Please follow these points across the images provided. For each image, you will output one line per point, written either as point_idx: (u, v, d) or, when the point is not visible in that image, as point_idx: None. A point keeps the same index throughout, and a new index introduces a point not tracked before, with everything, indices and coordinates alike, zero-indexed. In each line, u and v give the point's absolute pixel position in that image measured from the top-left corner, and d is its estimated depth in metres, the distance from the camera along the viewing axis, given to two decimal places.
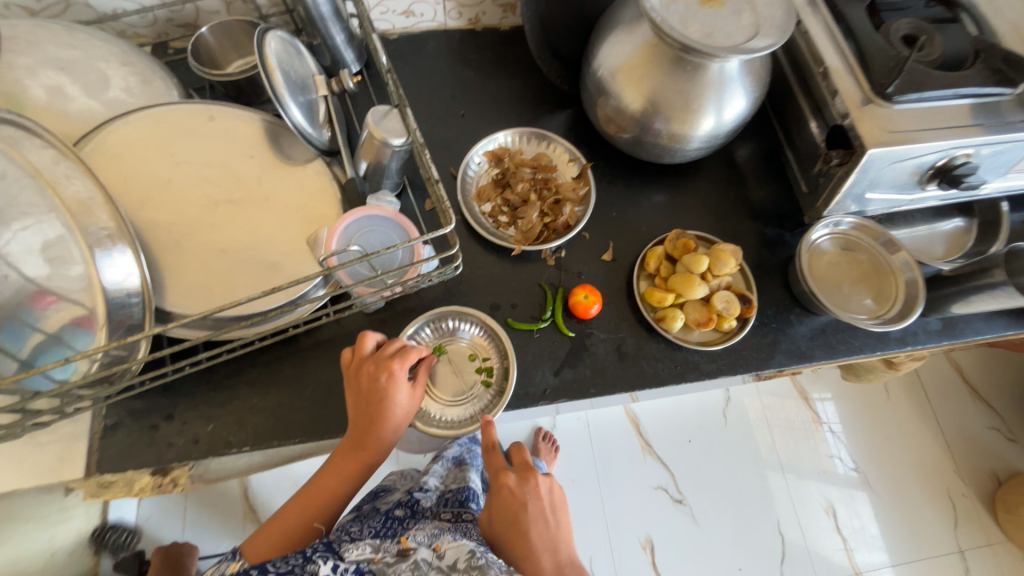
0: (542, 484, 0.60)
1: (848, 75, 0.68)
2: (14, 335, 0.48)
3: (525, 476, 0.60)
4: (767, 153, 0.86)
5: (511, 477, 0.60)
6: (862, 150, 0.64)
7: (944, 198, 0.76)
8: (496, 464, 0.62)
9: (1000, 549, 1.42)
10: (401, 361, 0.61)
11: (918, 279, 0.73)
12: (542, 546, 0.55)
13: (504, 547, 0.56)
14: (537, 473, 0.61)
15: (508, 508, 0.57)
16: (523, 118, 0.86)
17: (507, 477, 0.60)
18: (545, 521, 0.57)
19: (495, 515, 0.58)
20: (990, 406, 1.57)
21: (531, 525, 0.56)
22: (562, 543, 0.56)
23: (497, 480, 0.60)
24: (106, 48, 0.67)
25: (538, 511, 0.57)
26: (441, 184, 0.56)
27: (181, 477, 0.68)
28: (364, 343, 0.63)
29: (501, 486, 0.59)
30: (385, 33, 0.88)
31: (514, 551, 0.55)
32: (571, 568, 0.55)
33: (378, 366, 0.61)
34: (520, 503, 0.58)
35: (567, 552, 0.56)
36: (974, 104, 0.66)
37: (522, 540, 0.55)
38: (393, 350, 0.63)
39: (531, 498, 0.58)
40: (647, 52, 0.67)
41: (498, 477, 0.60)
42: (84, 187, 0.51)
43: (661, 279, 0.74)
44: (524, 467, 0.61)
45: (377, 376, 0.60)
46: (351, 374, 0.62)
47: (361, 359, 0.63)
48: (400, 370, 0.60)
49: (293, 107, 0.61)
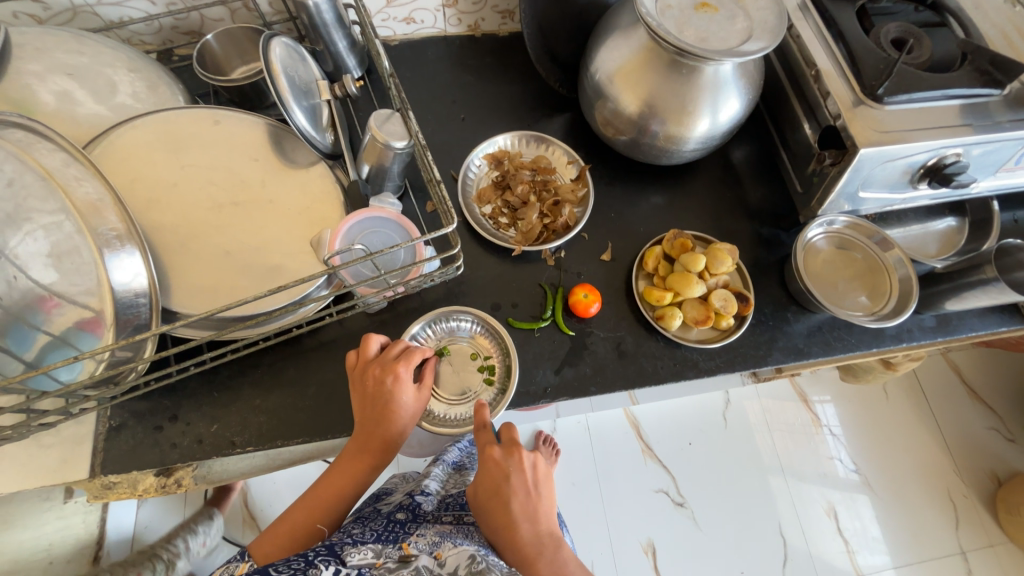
0: (527, 459, 0.60)
1: (839, 77, 0.69)
2: (20, 338, 0.49)
3: (510, 451, 0.61)
4: (763, 154, 0.87)
5: (496, 450, 0.61)
6: (853, 150, 0.66)
7: (936, 197, 0.78)
8: (483, 438, 0.62)
9: (1002, 550, 1.42)
10: (406, 363, 0.62)
11: (911, 275, 0.75)
12: (521, 516, 0.57)
13: (483, 513, 0.59)
14: (522, 448, 0.61)
15: (491, 478, 0.59)
16: (522, 121, 0.88)
17: (493, 450, 0.61)
18: (526, 493, 0.58)
19: (478, 485, 0.60)
20: (989, 407, 1.58)
21: (513, 495, 0.58)
22: (543, 515, 0.58)
23: (483, 452, 0.61)
24: (114, 55, 0.68)
25: (520, 484, 0.59)
26: (442, 186, 0.57)
27: (185, 478, 0.70)
28: (369, 345, 0.64)
29: (486, 458, 0.60)
30: (387, 40, 0.89)
31: (495, 519, 0.57)
32: (549, 539, 0.57)
33: (384, 368, 0.61)
34: (503, 474, 0.59)
35: (547, 524, 0.58)
36: (962, 105, 0.68)
37: (503, 510, 0.57)
38: (398, 351, 0.64)
39: (514, 471, 0.59)
40: (643, 56, 0.69)
41: (485, 450, 0.61)
42: (94, 189, 0.52)
43: (659, 278, 0.75)
44: (510, 443, 0.62)
45: (382, 379, 0.61)
46: (356, 376, 0.63)
47: (366, 362, 0.63)
48: (405, 372, 0.61)
49: (297, 112, 0.62)
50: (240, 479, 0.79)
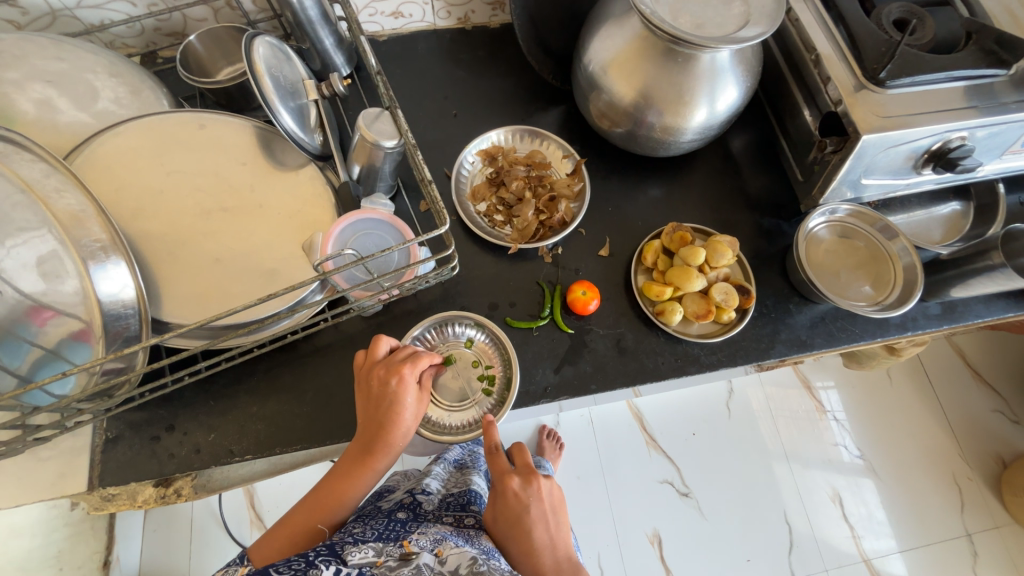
0: (544, 486, 0.61)
1: (840, 62, 0.68)
2: (11, 351, 0.48)
3: (528, 480, 0.61)
4: (762, 142, 0.85)
5: (515, 480, 0.61)
6: (855, 137, 0.64)
7: (940, 181, 0.76)
8: (499, 466, 0.62)
9: (1008, 532, 1.42)
10: (412, 365, 0.61)
11: (916, 263, 0.73)
12: (541, 545, 0.57)
13: (504, 543, 0.59)
14: (539, 476, 0.61)
15: (510, 510, 0.59)
16: (515, 116, 0.86)
17: (511, 480, 0.61)
18: (546, 522, 0.59)
19: (498, 514, 0.60)
20: (994, 389, 1.57)
21: (533, 526, 0.58)
22: (561, 541, 0.59)
23: (501, 482, 0.61)
24: (94, 60, 0.67)
25: (539, 512, 0.59)
26: (434, 185, 0.56)
27: (185, 488, 0.68)
28: (378, 346, 0.63)
29: (506, 489, 0.60)
30: (374, 35, 0.87)
31: (517, 546, 0.57)
32: (568, 564, 0.57)
33: (388, 370, 0.60)
34: (523, 505, 0.59)
35: (565, 549, 0.59)
36: (967, 87, 0.66)
37: (525, 540, 0.57)
38: (405, 354, 0.63)
39: (534, 501, 0.60)
40: (638, 45, 0.67)
41: (502, 480, 0.61)
42: (76, 200, 0.50)
43: (659, 273, 0.74)
44: (527, 470, 0.62)
45: (387, 380, 0.60)
46: (363, 376, 0.62)
47: (373, 362, 0.62)
48: (410, 374, 0.60)
49: (283, 113, 0.61)
50: (243, 484, 0.78)
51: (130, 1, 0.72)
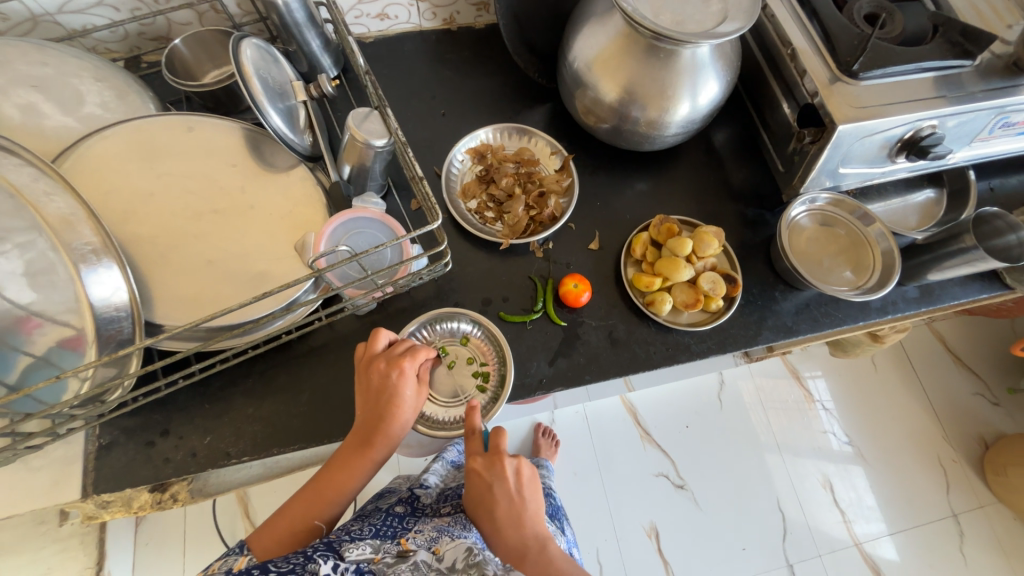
0: (509, 466, 0.60)
1: (815, 55, 0.70)
2: (0, 360, 0.48)
3: (492, 460, 0.60)
4: (743, 135, 0.88)
5: (479, 460, 0.61)
6: (832, 127, 0.66)
7: (914, 169, 0.79)
8: (467, 446, 0.63)
9: (992, 510, 1.46)
10: (412, 358, 0.61)
11: (893, 248, 0.76)
12: (506, 524, 0.56)
13: (476, 522, 0.60)
14: (504, 457, 0.60)
15: (476, 489, 0.60)
16: (503, 114, 0.87)
17: (476, 461, 0.62)
18: (510, 501, 0.58)
19: (467, 494, 0.61)
20: (974, 372, 1.62)
21: (495, 503, 0.58)
22: (529, 520, 0.57)
23: (468, 462, 0.62)
24: (78, 65, 0.66)
25: (502, 492, 0.58)
26: (426, 182, 0.57)
27: (180, 493, 0.69)
28: (376, 340, 0.64)
29: (471, 468, 0.61)
30: (361, 37, 0.88)
31: (483, 525, 0.58)
32: (535, 543, 0.56)
33: (389, 363, 0.61)
34: (486, 484, 0.59)
35: (534, 528, 0.57)
36: (935, 77, 0.69)
37: (488, 519, 0.57)
38: (404, 348, 0.63)
39: (496, 480, 0.59)
40: (621, 42, 0.68)
41: (469, 460, 0.62)
42: (66, 204, 0.50)
43: (648, 264, 0.76)
44: (493, 451, 0.61)
45: (387, 373, 0.60)
46: (362, 369, 0.62)
47: (371, 356, 0.63)
48: (411, 367, 0.61)
49: (273, 114, 0.61)
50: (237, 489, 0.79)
51: (113, 5, 0.72)
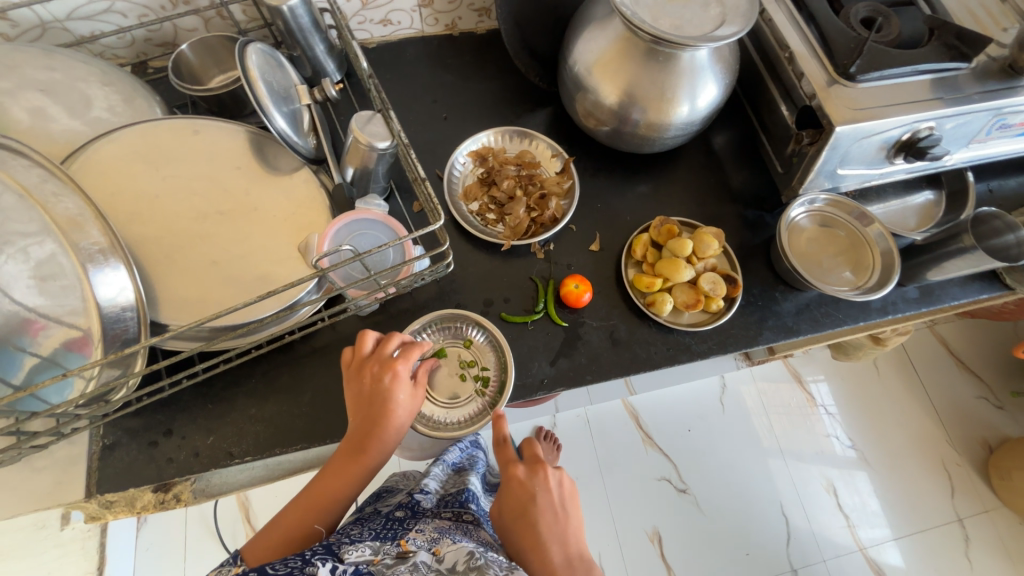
0: (551, 476, 0.63)
1: (813, 58, 0.71)
2: (7, 360, 0.48)
3: (534, 469, 0.64)
4: (743, 138, 0.88)
5: (520, 469, 0.64)
6: (830, 129, 0.67)
7: (912, 170, 0.79)
8: (507, 456, 0.66)
9: (997, 515, 1.45)
10: (404, 359, 0.62)
11: (893, 248, 0.77)
12: (551, 538, 0.58)
13: (512, 537, 0.60)
14: (545, 466, 0.64)
15: (517, 497, 0.62)
16: (504, 118, 0.88)
17: (517, 469, 0.65)
18: (554, 513, 0.60)
19: (504, 505, 0.63)
20: (977, 376, 1.62)
21: (539, 514, 0.59)
22: (572, 536, 0.59)
23: (507, 471, 0.65)
24: (87, 69, 0.67)
25: (546, 502, 0.61)
26: (428, 183, 0.57)
27: (184, 492, 0.69)
28: (364, 341, 0.64)
29: (512, 477, 0.64)
30: (364, 43, 0.89)
31: (524, 539, 0.58)
32: (580, 561, 0.57)
33: (382, 365, 0.61)
34: (530, 493, 0.62)
35: (577, 546, 0.58)
36: (932, 80, 0.70)
37: (531, 532, 0.58)
38: (393, 348, 0.63)
39: (540, 491, 0.62)
40: (620, 46, 0.69)
41: (509, 469, 0.65)
42: (74, 205, 0.51)
43: (648, 265, 0.76)
44: (534, 461, 0.65)
45: (380, 374, 0.61)
46: (354, 372, 0.63)
47: (362, 359, 0.63)
48: (404, 368, 0.61)
49: (277, 117, 0.62)
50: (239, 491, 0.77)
51: (121, 12, 0.73)
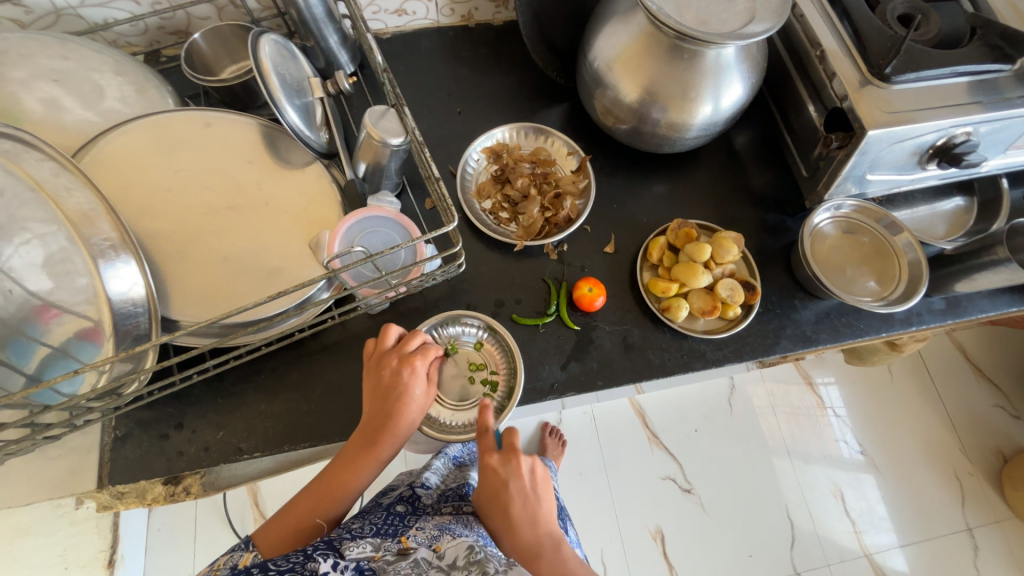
0: (524, 464, 0.60)
1: (845, 57, 0.68)
2: (19, 350, 0.48)
3: (508, 457, 0.60)
4: (766, 138, 0.86)
5: (494, 458, 0.60)
6: (861, 133, 0.64)
7: (944, 176, 0.76)
8: (480, 444, 0.61)
9: (1008, 526, 1.42)
10: (422, 357, 0.61)
11: (921, 258, 0.74)
12: (523, 522, 0.57)
13: (489, 519, 0.60)
14: (519, 454, 0.60)
15: (490, 485, 0.60)
16: (520, 113, 0.86)
17: (491, 458, 0.61)
18: (526, 499, 0.59)
19: (481, 490, 0.61)
20: (995, 384, 1.58)
21: (511, 502, 0.58)
22: (543, 518, 0.58)
23: (482, 459, 0.61)
24: (99, 59, 0.66)
25: (519, 491, 0.59)
26: (442, 183, 0.56)
27: (193, 486, 0.69)
28: (387, 335, 0.64)
29: (486, 466, 0.60)
30: (378, 33, 0.87)
31: (498, 522, 0.59)
32: (550, 542, 0.57)
33: (400, 360, 0.61)
34: (502, 481, 0.59)
35: (548, 527, 0.58)
36: (972, 82, 0.66)
37: (504, 517, 0.58)
38: (413, 345, 0.63)
39: (512, 478, 0.59)
40: (643, 41, 0.67)
41: (483, 457, 0.61)
42: (85, 199, 0.51)
43: (664, 270, 0.74)
44: (508, 450, 0.61)
45: (398, 370, 0.61)
46: (373, 365, 0.63)
47: (382, 352, 0.63)
48: (421, 365, 0.61)
49: (289, 111, 0.61)
50: (249, 482, 0.78)
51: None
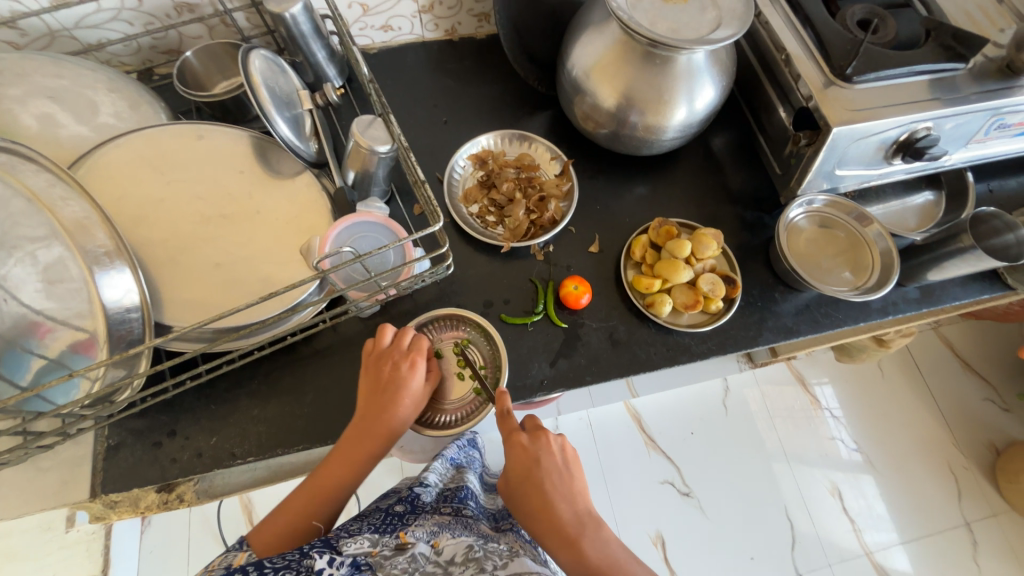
0: (554, 441, 0.62)
1: (809, 60, 0.71)
2: (15, 363, 0.49)
3: (537, 435, 0.62)
4: (741, 140, 0.89)
5: (523, 436, 0.61)
6: (827, 130, 0.67)
7: (911, 170, 0.79)
8: (507, 425, 0.62)
9: (1005, 519, 1.43)
10: (421, 355, 0.64)
11: (892, 248, 0.77)
12: (559, 498, 0.58)
13: (519, 502, 0.59)
14: (548, 431, 0.62)
15: (521, 463, 0.60)
16: (504, 121, 0.89)
17: (519, 437, 0.62)
18: (560, 474, 0.59)
19: (509, 471, 0.61)
20: (982, 377, 1.61)
21: (547, 478, 0.59)
22: (579, 495, 0.59)
23: (510, 439, 0.62)
24: (93, 77, 0.69)
25: (553, 466, 0.60)
26: (427, 185, 0.58)
27: (187, 493, 0.68)
28: (384, 334, 0.66)
29: (514, 444, 0.61)
30: (365, 48, 0.90)
31: (531, 502, 0.58)
32: (589, 519, 0.57)
33: (399, 357, 0.63)
34: (534, 458, 0.60)
35: (584, 504, 0.59)
36: (929, 80, 0.70)
37: (539, 495, 0.58)
38: (410, 343, 0.65)
39: (545, 455, 0.60)
40: (617, 50, 0.70)
41: (510, 437, 0.62)
42: (80, 208, 0.52)
43: (647, 266, 0.76)
44: (536, 428, 0.63)
45: (397, 366, 0.63)
46: (371, 363, 0.64)
47: (381, 351, 0.65)
48: (420, 362, 0.63)
49: (280, 122, 0.63)
50: (243, 492, 0.76)
51: (128, 20, 0.74)
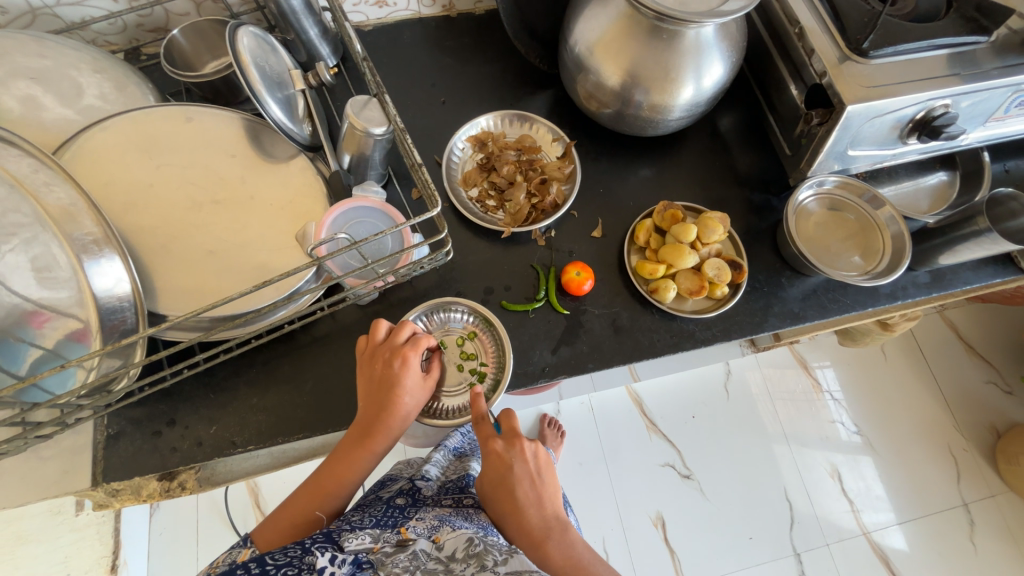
0: (528, 448, 0.60)
1: (824, 34, 0.68)
2: (11, 354, 0.48)
3: (512, 442, 0.61)
4: (749, 119, 0.86)
5: (497, 442, 0.61)
6: (841, 108, 0.64)
7: (925, 151, 0.77)
8: (483, 431, 0.62)
9: (1004, 500, 1.44)
10: (415, 348, 0.62)
11: (904, 232, 0.75)
12: (528, 503, 0.57)
13: (494, 504, 0.60)
14: (522, 439, 0.61)
15: (494, 470, 0.60)
16: (504, 101, 0.86)
17: (494, 443, 0.61)
18: (531, 482, 0.59)
19: (484, 476, 0.61)
20: (986, 360, 1.59)
21: (516, 485, 0.58)
22: (548, 500, 0.58)
23: (485, 445, 0.61)
24: (76, 56, 0.66)
25: (524, 473, 0.59)
26: (424, 169, 0.56)
27: (189, 481, 0.69)
28: (377, 329, 0.64)
29: (489, 451, 0.61)
30: (360, 25, 0.87)
31: (502, 505, 0.58)
32: (556, 523, 0.57)
33: (392, 352, 0.62)
34: (506, 465, 0.59)
35: (553, 508, 0.58)
36: (949, 55, 0.67)
37: (509, 499, 0.58)
38: (405, 336, 0.63)
39: (517, 462, 0.59)
40: (623, 24, 0.67)
41: (486, 444, 0.61)
42: (65, 194, 0.50)
43: (651, 252, 0.75)
44: (510, 434, 0.62)
45: (390, 361, 0.61)
46: (366, 359, 0.63)
47: (375, 346, 0.64)
48: (414, 357, 0.61)
49: (271, 103, 0.61)
50: (250, 478, 0.76)
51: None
